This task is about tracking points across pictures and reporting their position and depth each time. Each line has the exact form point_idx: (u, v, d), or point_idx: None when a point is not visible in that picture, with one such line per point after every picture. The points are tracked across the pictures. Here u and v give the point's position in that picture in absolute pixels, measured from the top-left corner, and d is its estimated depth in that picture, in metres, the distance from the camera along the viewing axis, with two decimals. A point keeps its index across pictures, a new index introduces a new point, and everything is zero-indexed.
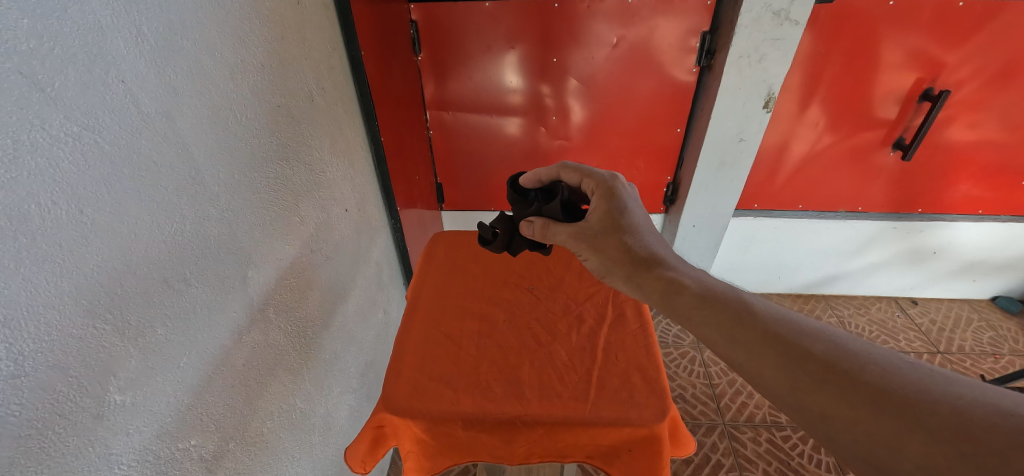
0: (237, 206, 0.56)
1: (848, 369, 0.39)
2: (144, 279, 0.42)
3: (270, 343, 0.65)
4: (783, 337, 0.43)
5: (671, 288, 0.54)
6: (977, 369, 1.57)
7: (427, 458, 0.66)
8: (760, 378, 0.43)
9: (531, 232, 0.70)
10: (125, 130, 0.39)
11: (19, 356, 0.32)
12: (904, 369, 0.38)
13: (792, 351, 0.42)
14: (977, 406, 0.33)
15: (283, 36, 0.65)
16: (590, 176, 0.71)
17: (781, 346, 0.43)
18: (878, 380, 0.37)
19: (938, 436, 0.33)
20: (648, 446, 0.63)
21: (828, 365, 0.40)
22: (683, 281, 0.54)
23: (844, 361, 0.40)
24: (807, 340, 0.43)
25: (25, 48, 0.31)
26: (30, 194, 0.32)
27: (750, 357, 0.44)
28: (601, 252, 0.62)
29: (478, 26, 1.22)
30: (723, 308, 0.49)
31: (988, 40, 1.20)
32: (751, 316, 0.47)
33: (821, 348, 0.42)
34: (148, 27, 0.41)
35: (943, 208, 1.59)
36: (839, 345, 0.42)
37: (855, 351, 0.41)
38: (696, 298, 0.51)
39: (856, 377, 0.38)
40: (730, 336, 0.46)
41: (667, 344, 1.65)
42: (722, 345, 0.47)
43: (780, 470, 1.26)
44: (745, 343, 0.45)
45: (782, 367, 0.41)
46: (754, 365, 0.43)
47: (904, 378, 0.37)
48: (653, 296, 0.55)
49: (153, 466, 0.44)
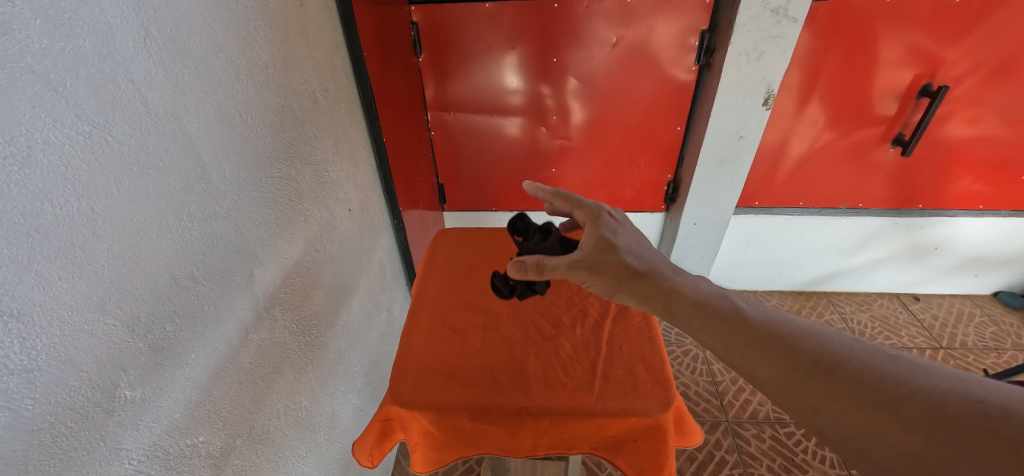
0: (243, 205, 0.56)
1: (830, 366, 0.39)
2: (153, 276, 0.42)
3: (276, 341, 0.65)
4: (772, 336, 0.44)
5: (670, 297, 0.53)
6: (980, 364, 1.58)
7: (435, 451, 0.67)
8: (754, 377, 0.43)
9: (524, 271, 0.59)
10: (136, 129, 0.40)
11: (32, 351, 0.32)
12: (885, 363, 0.38)
13: (779, 349, 0.42)
14: (948, 394, 0.34)
15: (287, 36, 0.66)
16: (578, 206, 0.66)
17: (768, 346, 0.43)
18: (859, 375, 0.38)
19: (915, 424, 0.33)
20: (653, 436, 0.63)
21: (814, 364, 0.40)
22: (680, 289, 0.53)
23: (827, 357, 0.40)
24: (794, 339, 0.43)
25: (37, 48, 0.31)
26: (42, 192, 0.32)
27: (742, 357, 0.44)
28: (603, 276, 0.58)
29: (479, 27, 1.23)
30: (716, 312, 0.49)
31: (986, 35, 1.20)
32: (741, 318, 0.47)
33: (807, 346, 0.42)
34: (157, 28, 0.42)
35: (943, 204, 1.59)
36: (825, 342, 0.41)
37: (838, 346, 0.41)
38: (695, 305, 0.50)
39: (838, 373, 0.39)
40: (723, 338, 0.47)
41: (670, 342, 1.65)
42: (718, 345, 0.47)
43: (784, 467, 1.26)
44: (737, 345, 0.45)
45: (771, 366, 0.42)
46: (748, 366, 0.44)
47: (880, 371, 0.37)
48: (658, 309, 0.53)
49: (162, 462, 0.45)
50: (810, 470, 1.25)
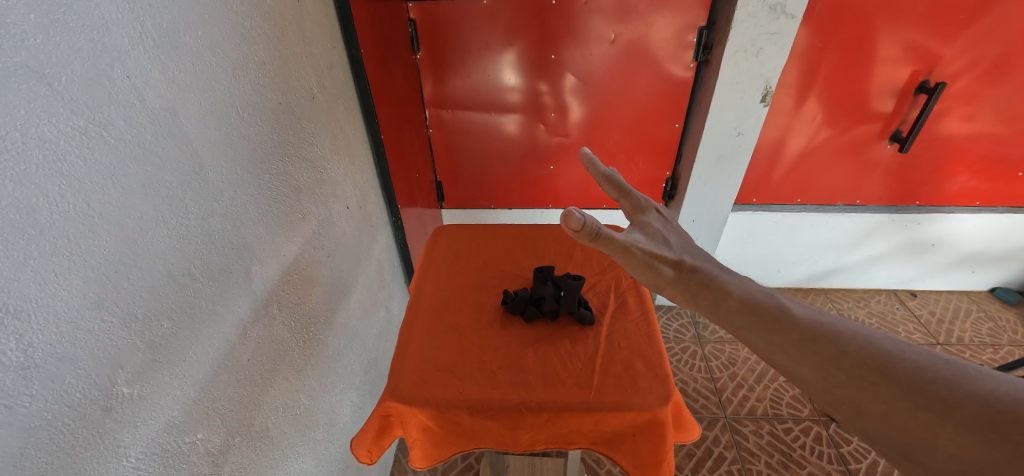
0: (240, 202, 0.56)
1: (880, 366, 0.36)
2: (149, 273, 0.42)
3: (274, 339, 0.65)
4: (820, 336, 0.40)
5: (717, 294, 0.49)
6: (977, 359, 1.58)
7: (434, 446, 0.67)
8: (796, 376, 0.40)
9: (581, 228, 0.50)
10: (131, 125, 0.39)
11: (30, 347, 0.32)
12: (939, 366, 0.34)
13: (826, 348, 0.39)
14: (1008, 398, 0.30)
15: (284, 33, 0.66)
16: (629, 198, 0.64)
17: (814, 345, 0.40)
18: (911, 376, 0.34)
19: (969, 426, 0.30)
20: (652, 431, 0.63)
21: (863, 364, 0.37)
22: (726, 286, 0.50)
23: (878, 358, 0.36)
24: (842, 338, 0.39)
25: (32, 43, 0.31)
26: (38, 187, 0.32)
27: (785, 356, 0.41)
28: (654, 267, 0.54)
29: (477, 24, 1.23)
30: (761, 310, 0.45)
31: (983, 32, 1.21)
32: (785, 316, 0.44)
33: (856, 346, 0.38)
34: (152, 23, 0.41)
35: (940, 200, 1.60)
36: (875, 343, 0.38)
37: (890, 348, 0.37)
38: (742, 303, 0.47)
39: (889, 374, 0.35)
40: (767, 335, 0.43)
41: (669, 339, 1.66)
42: (760, 343, 0.43)
43: (782, 463, 1.27)
44: (781, 343, 0.42)
45: (815, 364, 0.38)
46: (790, 364, 0.40)
47: (933, 373, 0.33)
48: (704, 307, 0.50)
49: (160, 459, 0.45)
50: (808, 466, 1.26)
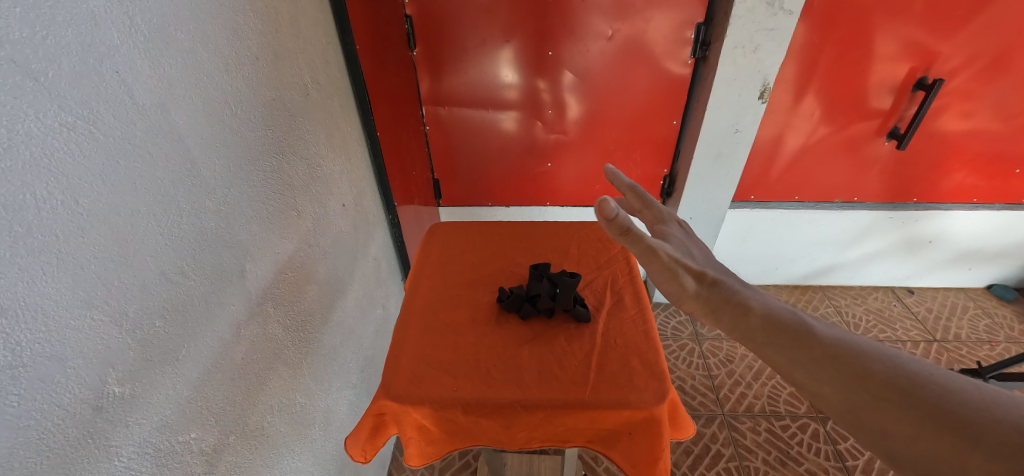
0: (234, 199, 0.55)
1: (907, 389, 0.35)
2: (140, 271, 0.41)
3: (269, 337, 0.65)
4: (844, 355, 0.40)
5: (738, 310, 0.48)
6: (973, 356, 1.59)
7: (429, 444, 0.67)
8: (818, 396, 0.39)
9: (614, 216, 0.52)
10: (120, 122, 0.39)
11: (17, 346, 0.32)
12: (967, 390, 0.33)
13: (849, 368, 0.38)
14: None
15: (278, 29, 0.65)
16: (652, 210, 0.64)
17: (838, 364, 0.39)
18: (940, 400, 0.33)
19: (1000, 454, 0.29)
20: (647, 428, 0.63)
21: (889, 386, 0.36)
22: (748, 302, 0.49)
23: (904, 381, 0.36)
24: (866, 359, 0.39)
25: (18, 37, 0.30)
26: (25, 184, 0.31)
27: (808, 374, 0.40)
28: (676, 276, 0.53)
29: (473, 20, 1.22)
30: (782, 327, 0.44)
31: (981, 29, 1.20)
32: (807, 334, 0.43)
33: (881, 367, 0.38)
34: (142, 18, 0.41)
35: (937, 197, 1.60)
36: (900, 365, 0.37)
37: (916, 370, 0.37)
38: (764, 320, 0.46)
39: (917, 398, 0.34)
40: (789, 353, 0.42)
41: (667, 336, 1.66)
42: (781, 360, 0.43)
43: (780, 459, 1.27)
44: (804, 360, 0.41)
45: (838, 384, 0.38)
46: (812, 383, 0.39)
47: (962, 397, 0.33)
48: (724, 323, 0.49)
49: (153, 459, 0.44)
50: (806, 463, 1.26)
